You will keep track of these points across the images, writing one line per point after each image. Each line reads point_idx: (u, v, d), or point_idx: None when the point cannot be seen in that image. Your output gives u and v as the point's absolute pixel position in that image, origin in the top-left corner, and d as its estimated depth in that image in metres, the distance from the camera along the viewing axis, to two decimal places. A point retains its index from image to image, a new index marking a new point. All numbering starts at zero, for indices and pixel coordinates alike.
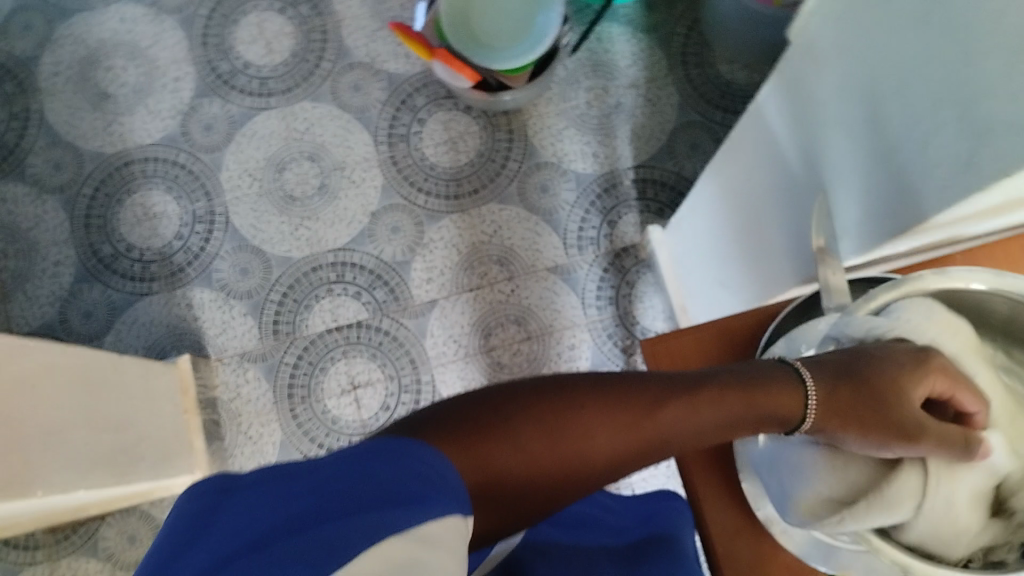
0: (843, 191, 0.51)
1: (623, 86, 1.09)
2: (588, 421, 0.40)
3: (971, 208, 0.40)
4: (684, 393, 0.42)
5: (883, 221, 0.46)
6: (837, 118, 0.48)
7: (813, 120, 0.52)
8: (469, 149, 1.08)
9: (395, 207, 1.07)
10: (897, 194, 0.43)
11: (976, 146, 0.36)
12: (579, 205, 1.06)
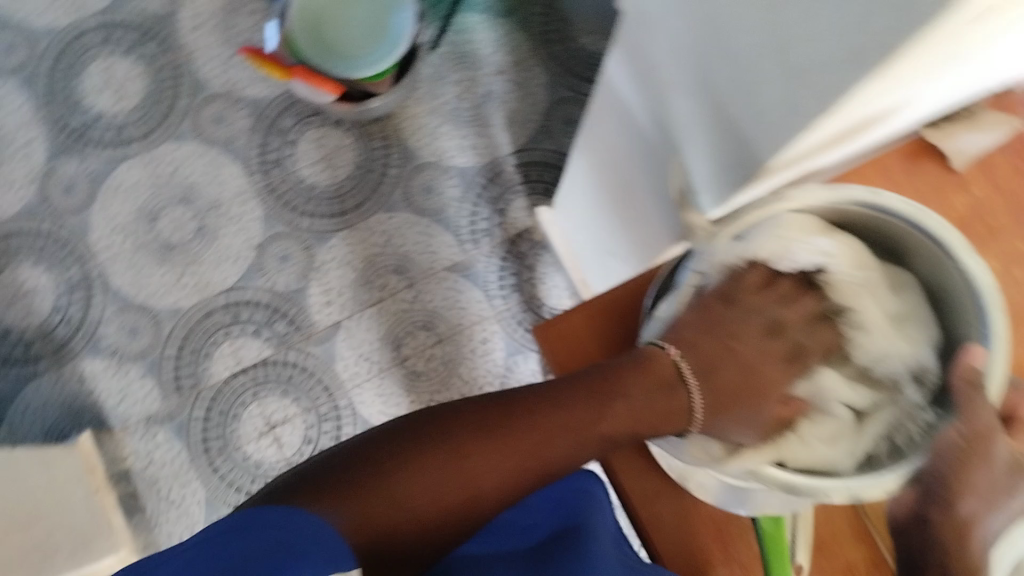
0: (693, 141, 0.49)
1: (489, 73, 1.08)
2: (469, 458, 0.46)
3: (809, 145, 0.39)
4: (545, 424, 0.47)
5: (733, 169, 0.45)
6: (675, 71, 0.47)
7: (659, 74, 0.50)
8: (345, 162, 1.05)
9: (281, 235, 1.03)
10: (743, 141, 0.42)
11: (801, 83, 0.35)
12: (466, 199, 1.05)
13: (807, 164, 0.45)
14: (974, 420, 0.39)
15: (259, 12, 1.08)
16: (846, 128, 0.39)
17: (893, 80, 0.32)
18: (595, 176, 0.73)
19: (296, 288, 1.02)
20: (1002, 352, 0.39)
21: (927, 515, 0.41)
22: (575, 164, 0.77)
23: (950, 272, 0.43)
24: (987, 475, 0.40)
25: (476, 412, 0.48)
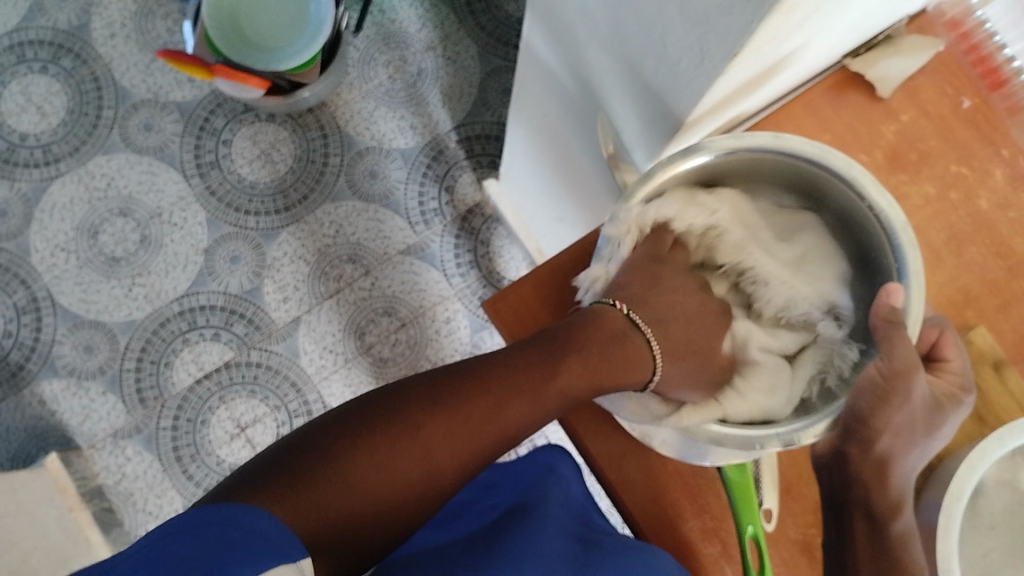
0: (619, 98, 0.50)
1: (419, 51, 1.07)
2: (429, 435, 0.43)
3: (722, 92, 0.40)
4: (498, 388, 0.45)
5: (659, 121, 0.46)
6: (587, 29, 0.47)
7: (574, 36, 0.50)
8: (285, 155, 1.04)
9: (229, 236, 1.02)
10: (664, 90, 0.43)
11: (710, 29, 0.35)
12: (412, 180, 1.04)
13: (726, 112, 0.47)
14: (894, 359, 0.43)
15: (175, 13, 1.05)
16: (753, 73, 0.41)
17: (792, 19, 0.33)
18: (534, 147, 0.72)
19: (250, 288, 1.01)
20: (918, 289, 0.43)
21: (845, 449, 0.47)
22: (512, 132, 0.76)
23: (858, 210, 0.47)
24: (906, 409, 0.45)
25: (427, 383, 0.45)
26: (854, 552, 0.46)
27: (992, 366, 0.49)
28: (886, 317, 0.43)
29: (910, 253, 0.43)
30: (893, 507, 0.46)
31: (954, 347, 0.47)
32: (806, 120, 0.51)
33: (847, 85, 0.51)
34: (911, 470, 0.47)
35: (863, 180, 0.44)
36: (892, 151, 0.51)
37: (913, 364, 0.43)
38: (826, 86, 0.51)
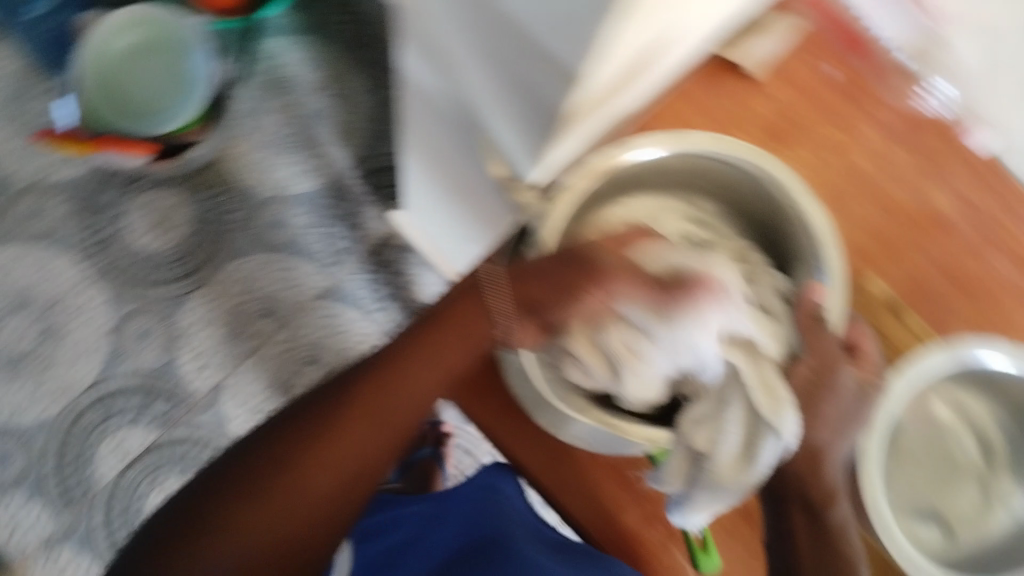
0: (492, 118, 0.51)
1: (308, 92, 0.99)
2: (320, 447, 0.51)
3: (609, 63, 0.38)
4: (358, 392, 0.52)
5: (540, 121, 0.45)
6: (459, 47, 0.49)
7: (450, 68, 0.52)
8: (181, 221, 0.97)
9: (135, 313, 0.96)
10: (537, 98, 0.43)
11: (580, 23, 0.34)
12: (317, 223, 0.98)
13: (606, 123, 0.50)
14: (825, 357, 0.45)
15: (53, 89, 0.98)
16: (631, 63, 0.41)
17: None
18: (438, 172, 0.70)
19: (163, 362, 0.96)
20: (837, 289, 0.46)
21: None
22: (421, 166, 0.73)
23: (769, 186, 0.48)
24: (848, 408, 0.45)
25: (309, 402, 0.53)
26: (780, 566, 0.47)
27: (893, 307, 0.57)
28: (811, 313, 0.45)
29: (829, 254, 0.47)
30: (839, 529, 0.44)
31: (867, 336, 0.48)
32: (690, 113, 0.58)
33: (721, 73, 0.58)
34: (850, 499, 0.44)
35: (782, 183, 0.48)
36: (763, 129, 0.58)
37: (839, 360, 0.45)
38: (704, 78, 0.58)
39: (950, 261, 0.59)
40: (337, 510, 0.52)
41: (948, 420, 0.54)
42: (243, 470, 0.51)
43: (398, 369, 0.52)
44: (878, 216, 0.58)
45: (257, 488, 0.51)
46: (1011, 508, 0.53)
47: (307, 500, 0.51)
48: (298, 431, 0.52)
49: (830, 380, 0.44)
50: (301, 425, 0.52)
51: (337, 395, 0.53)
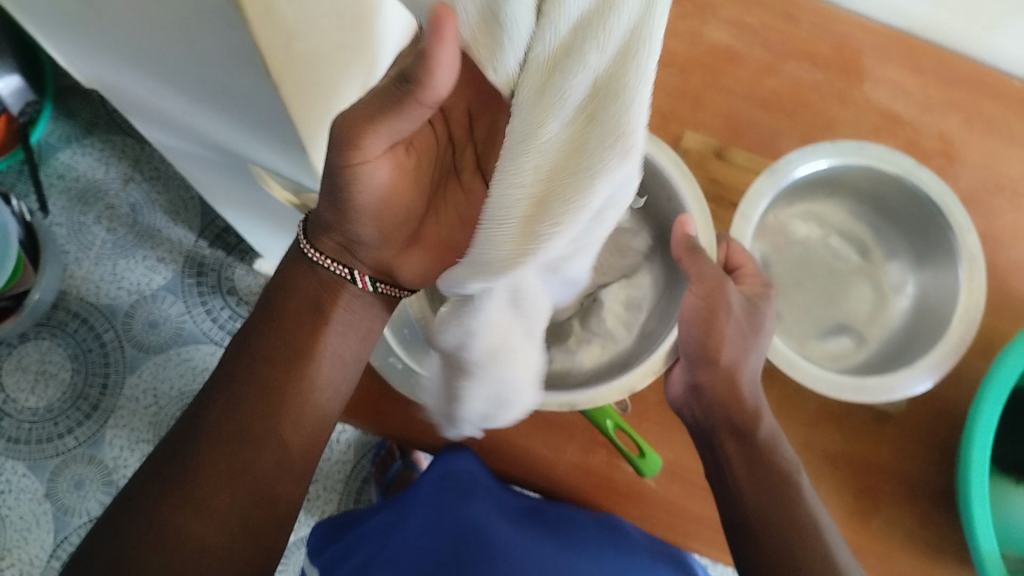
0: (250, 151, 0.50)
1: (120, 188, 0.96)
2: (225, 459, 0.44)
3: (291, 63, 0.37)
4: (249, 391, 0.45)
5: (280, 137, 0.45)
6: (178, 108, 0.48)
7: (187, 126, 0.52)
8: (60, 362, 0.93)
9: (61, 466, 0.91)
10: (254, 110, 0.42)
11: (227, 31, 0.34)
12: (190, 304, 0.95)
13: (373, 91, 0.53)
14: (704, 278, 0.48)
15: None
16: (328, 58, 0.42)
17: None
18: (256, 214, 0.69)
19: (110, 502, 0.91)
20: (697, 211, 0.51)
21: (699, 376, 0.51)
22: (241, 211, 0.71)
23: None
24: (733, 318, 0.49)
25: (190, 419, 0.45)
26: (733, 472, 0.50)
27: (720, 151, 0.59)
28: (685, 245, 0.48)
29: (686, 182, 0.52)
30: (753, 416, 0.51)
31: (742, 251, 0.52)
32: None
33: None
34: (755, 376, 0.51)
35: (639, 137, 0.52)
36: None
37: (722, 279, 0.49)
38: None
39: (755, 85, 0.60)
40: (252, 539, 0.44)
41: (813, 235, 0.61)
42: (119, 527, 0.41)
43: (284, 357, 0.46)
44: (670, 74, 0.60)
45: (148, 535, 0.41)
46: (901, 291, 0.59)
47: (214, 533, 0.42)
48: (186, 455, 0.44)
49: (721, 298, 0.48)
50: (188, 452, 0.44)
51: (222, 405, 0.45)
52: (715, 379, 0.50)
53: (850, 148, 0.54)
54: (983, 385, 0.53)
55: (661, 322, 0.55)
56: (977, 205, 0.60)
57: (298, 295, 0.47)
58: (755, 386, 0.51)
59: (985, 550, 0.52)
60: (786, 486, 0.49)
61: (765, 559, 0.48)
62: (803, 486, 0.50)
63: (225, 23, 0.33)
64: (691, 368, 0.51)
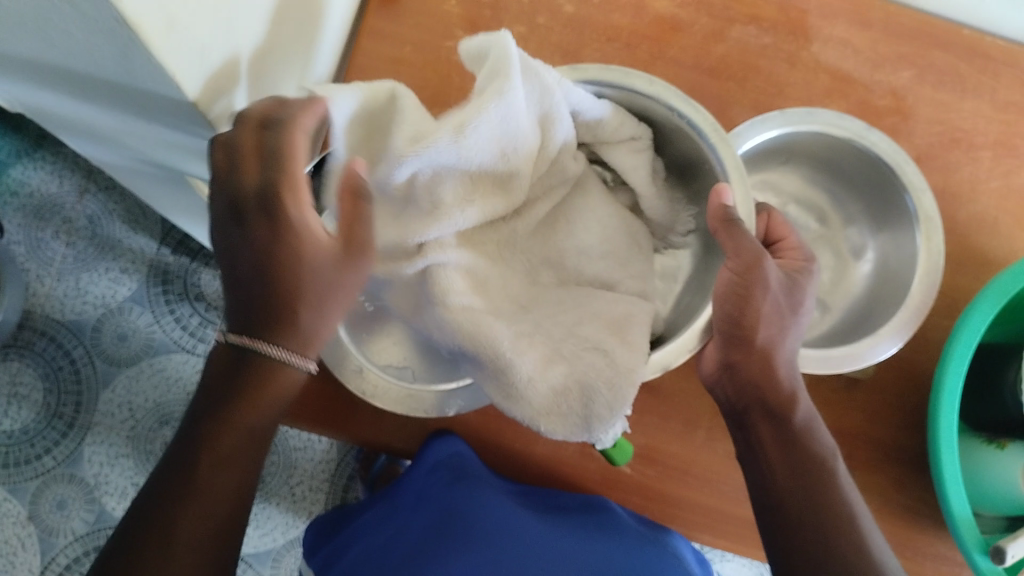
0: (181, 164, 0.49)
1: (76, 201, 0.94)
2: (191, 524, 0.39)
3: (205, 81, 0.36)
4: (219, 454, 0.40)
5: (210, 152, 0.44)
6: (102, 126, 0.47)
7: (116, 142, 0.50)
8: (32, 383, 0.92)
9: (41, 487, 0.90)
10: (174, 127, 0.41)
11: (128, 55, 0.32)
12: (158, 314, 0.94)
13: (306, 82, 0.53)
14: (741, 253, 0.43)
15: None
16: (246, 69, 0.40)
17: (180, 5, 0.31)
18: (204, 219, 0.67)
19: (94, 520, 0.90)
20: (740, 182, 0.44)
21: (733, 358, 0.46)
22: (195, 219, 0.70)
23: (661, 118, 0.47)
24: (771, 296, 0.44)
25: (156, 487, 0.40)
26: (766, 456, 0.46)
27: None
28: (721, 218, 0.43)
29: (727, 149, 0.45)
30: (788, 399, 0.46)
31: (784, 224, 0.50)
32: (381, 46, 0.58)
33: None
34: (791, 356, 0.46)
35: (672, 95, 0.45)
36: (468, 21, 0.58)
37: (761, 253, 0.44)
38: (377, 7, 0.58)
39: (702, 54, 0.59)
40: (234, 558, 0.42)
41: (772, 204, 0.61)
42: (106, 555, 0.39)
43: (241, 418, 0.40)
44: (615, 49, 0.59)
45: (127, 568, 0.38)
46: (860, 254, 0.59)
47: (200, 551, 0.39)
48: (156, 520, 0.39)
49: (759, 274, 0.43)
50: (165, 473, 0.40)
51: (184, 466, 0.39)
52: (750, 359, 0.45)
53: (799, 116, 0.53)
54: (947, 347, 0.52)
55: (698, 297, 0.48)
56: (934, 160, 0.59)
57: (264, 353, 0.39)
58: (790, 365, 0.46)
59: (957, 513, 0.52)
60: (822, 475, 0.45)
61: (792, 550, 0.44)
62: (839, 472, 0.46)
63: (126, 50, 0.32)
64: (724, 348, 0.46)
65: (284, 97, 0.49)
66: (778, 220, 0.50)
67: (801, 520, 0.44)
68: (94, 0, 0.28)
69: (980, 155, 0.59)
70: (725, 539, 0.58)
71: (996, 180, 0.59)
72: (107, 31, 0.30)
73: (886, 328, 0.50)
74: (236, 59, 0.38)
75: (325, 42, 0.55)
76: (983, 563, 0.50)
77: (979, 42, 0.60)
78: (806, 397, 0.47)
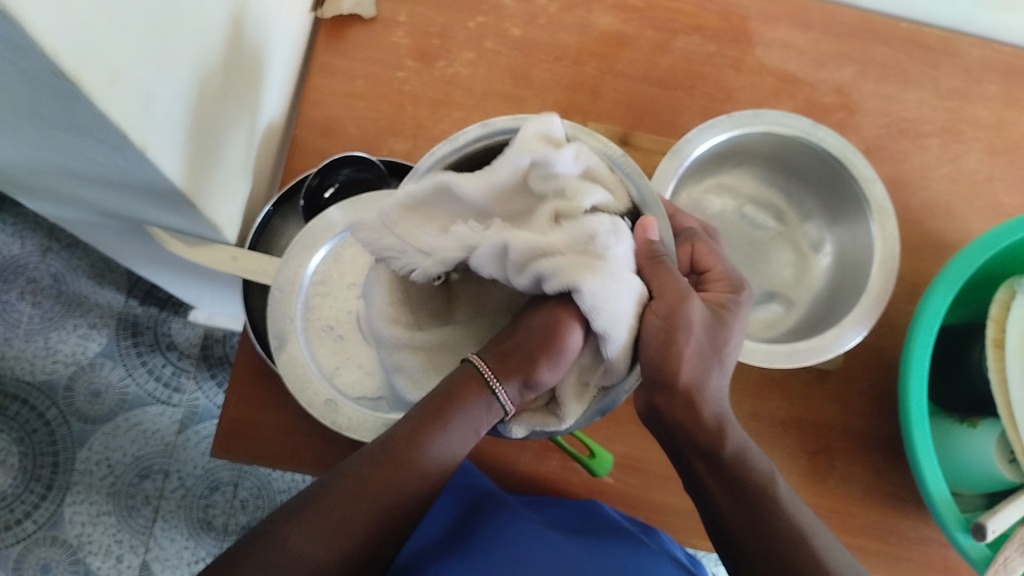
0: (137, 213, 0.49)
1: (39, 260, 0.93)
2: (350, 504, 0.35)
3: (154, 131, 0.36)
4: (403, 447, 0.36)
5: (166, 199, 0.44)
6: (55, 181, 0.46)
7: (70, 195, 0.49)
8: (7, 448, 0.89)
9: (24, 552, 0.88)
10: (128, 176, 0.41)
11: (74, 110, 0.32)
12: (132, 367, 0.93)
13: (258, 123, 0.54)
14: (660, 292, 0.40)
15: None
16: (192, 115, 0.41)
17: (119, 58, 0.32)
18: (166, 264, 0.67)
19: None
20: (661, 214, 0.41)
21: (656, 400, 0.43)
22: (162, 266, 0.69)
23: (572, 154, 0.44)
24: (693, 341, 0.41)
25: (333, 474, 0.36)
26: (709, 490, 0.44)
27: (627, 136, 0.59)
28: (647, 255, 0.40)
29: (645, 182, 0.41)
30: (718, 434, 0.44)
31: (710, 253, 0.47)
32: (333, 81, 0.58)
33: (338, 35, 0.59)
34: (719, 393, 0.44)
35: (578, 130, 0.41)
36: (419, 51, 0.59)
37: (686, 294, 0.40)
38: (326, 44, 0.59)
39: (649, 66, 0.60)
40: None
41: (728, 207, 0.62)
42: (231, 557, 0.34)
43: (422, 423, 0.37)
44: (564, 67, 0.60)
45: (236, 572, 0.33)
46: (819, 251, 0.61)
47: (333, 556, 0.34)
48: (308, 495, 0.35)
49: (680, 317, 0.40)
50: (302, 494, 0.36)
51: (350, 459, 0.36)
52: (674, 402, 0.43)
53: (747, 118, 0.54)
54: (911, 333, 0.53)
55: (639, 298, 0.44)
56: (884, 151, 0.60)
57: (418, 419, 0.37)
58: (718, 402, 0.44)
59: (937, 494, 0.52)
60: (765, 499, 0.43)
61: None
62: (782, 494, 0.43)
63: (73, 107, 0.32)
64: (648, 390, 0.43)
65: (234, 139, 0.49)
66: (704, 250, 0.47)
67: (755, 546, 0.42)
68: (35, 59, 0.28)
69: (927, 143, 0.61)
70: (715, 542, 0.58)
71: (945, 166, 0.61)
72: (56, 91, 0.30)
73: (850, 317, 0.51)
74: (180, 108, 0.39)
75: (275, 82, 0.56)
76: (967, 542, 0.51)
77: (916, 33, 0.62)
78: (737, 428, 0.45)
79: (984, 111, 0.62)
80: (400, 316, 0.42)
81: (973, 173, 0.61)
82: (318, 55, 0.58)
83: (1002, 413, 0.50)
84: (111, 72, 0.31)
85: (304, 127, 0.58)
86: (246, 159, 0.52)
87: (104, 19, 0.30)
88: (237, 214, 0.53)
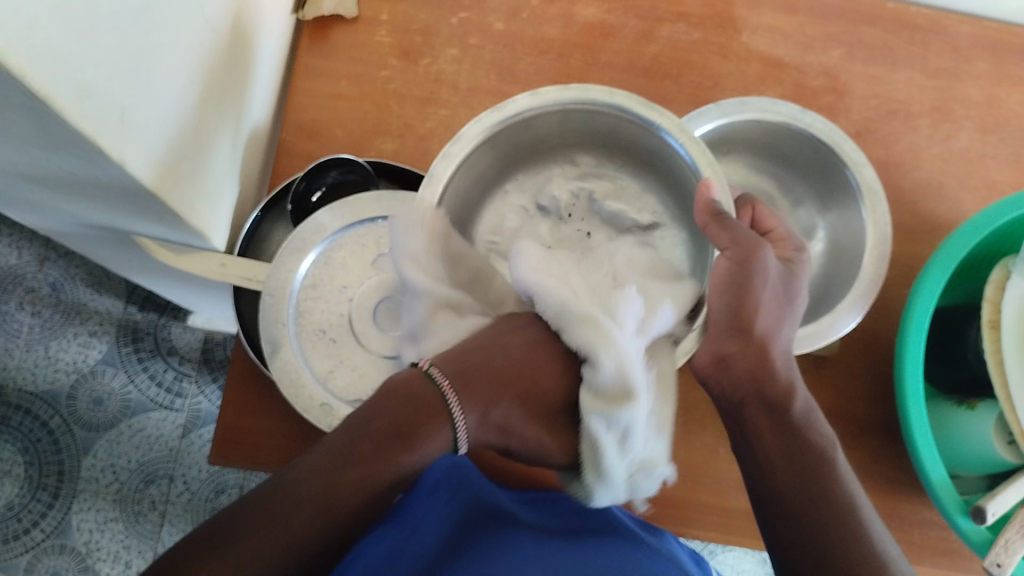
0: (124, 225, 0.49)
1: (36, 270, 0.93)
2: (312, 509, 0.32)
3: (132, 145, 0.36)
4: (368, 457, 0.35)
5: (150, 210, 0.43)
6: (40, 196, 0.46)
7: (56, 209, 0.49)
8: (12, 458, 0.90)
9: (33, 561, 0.89)
10: (110, 189, 0.40)
11: (48, 128, 0.32)
12: (133, 374, 0.93)
13: (243, 129, 0.53)
14: (739, 241, 0.44)
15: None
16: (172, 126, 0.40)
17: (90, 74, 0.31)
18: (161, 272, 0.67)
19: None
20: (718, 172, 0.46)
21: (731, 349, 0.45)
22: (156, 274, 0.70)
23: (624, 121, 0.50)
24: (770, 285, 0.44)
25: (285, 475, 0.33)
26: (763, 446, 0.44)
27: None
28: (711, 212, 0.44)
29: (695, 148, 0.46)
30: (787, 391, 0.44)
31: (770, 214, 0.49)
32: (318, 84, 0.58)
33: (322, 36, 0.59)
34: (788, 347, 0.46)
35: (635, 103, 0.47)
36: (403, 49, 0.59)
37: (758, 242, 0.44)
38: (309, 46, 0.58)
39: (635, 56, 0.59)
40: None
41: None
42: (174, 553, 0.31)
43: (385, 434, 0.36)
44: (549, 61, 0.59)
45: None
46: (812, 237, 0.60)
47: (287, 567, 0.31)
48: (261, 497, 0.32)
49: (758, 262, 0.44)
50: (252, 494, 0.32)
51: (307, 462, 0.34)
52: (746, 350, 0.45)
53: (733, 106, 0.53)
54: (905, 319, 0.53)
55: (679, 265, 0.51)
56: (874, 133, 0.60)
57: (377, 431, 0.36)
58: (788, 354, 0.46)
59: (936, 478, 0.51)
60: (823, 466, 0.42)
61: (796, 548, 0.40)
62: (840, 465, 0.43)
63: (46, 124, 0.32)
64: (721, 338, 0.46)
65: (218, 145, 0.49)
66: (764, 211, 0.49)
67: (803, 515, 0.41)
68: (3, 80, 0.28)
69: (917, 124, 0.60)
70: (717, 531, 0.58)
71: (936, 147, 0.60)
72: (27, 110, 0.30)
73: (843, 304, 0.50)
74: (158, 118, 0.38)
75: (259, 87, 0.55)
76: (966, 525, 0.51)
77: (903, 13, 0.61)
78: (803, 389, 0.45)
79: (974, 90, 0.61)
80: (432, 265, 0.47)
81: (965, 152, 0.60)
82: (302, 58, 0.58)
83: (999, 395, 0.50)
84: (81, 89, 0.31)
85: (291, 131, 0.57)
86: (232, 165, 0.52)
87: (72, 37, 0.30)
88: (225, 220, 0.53)
